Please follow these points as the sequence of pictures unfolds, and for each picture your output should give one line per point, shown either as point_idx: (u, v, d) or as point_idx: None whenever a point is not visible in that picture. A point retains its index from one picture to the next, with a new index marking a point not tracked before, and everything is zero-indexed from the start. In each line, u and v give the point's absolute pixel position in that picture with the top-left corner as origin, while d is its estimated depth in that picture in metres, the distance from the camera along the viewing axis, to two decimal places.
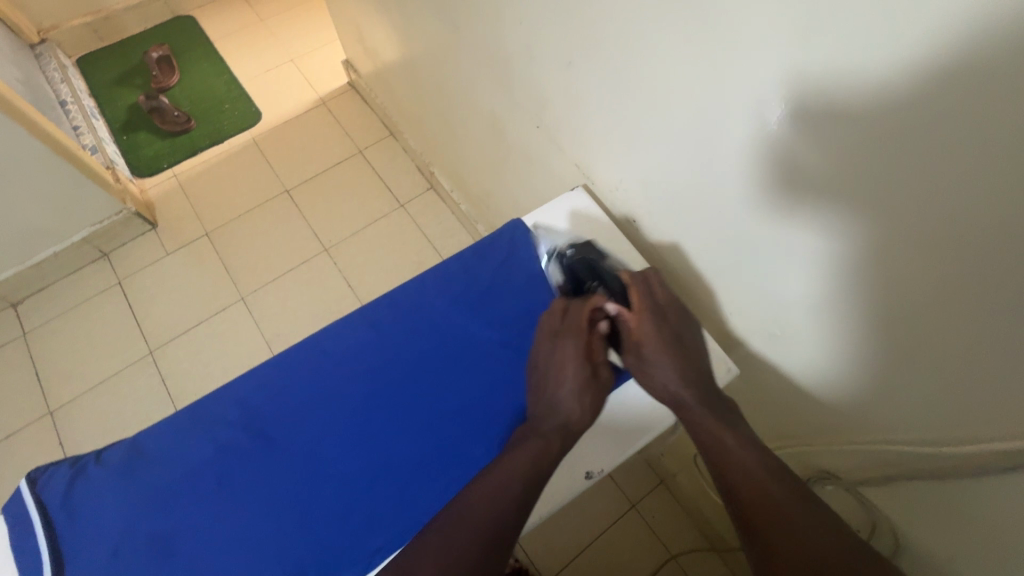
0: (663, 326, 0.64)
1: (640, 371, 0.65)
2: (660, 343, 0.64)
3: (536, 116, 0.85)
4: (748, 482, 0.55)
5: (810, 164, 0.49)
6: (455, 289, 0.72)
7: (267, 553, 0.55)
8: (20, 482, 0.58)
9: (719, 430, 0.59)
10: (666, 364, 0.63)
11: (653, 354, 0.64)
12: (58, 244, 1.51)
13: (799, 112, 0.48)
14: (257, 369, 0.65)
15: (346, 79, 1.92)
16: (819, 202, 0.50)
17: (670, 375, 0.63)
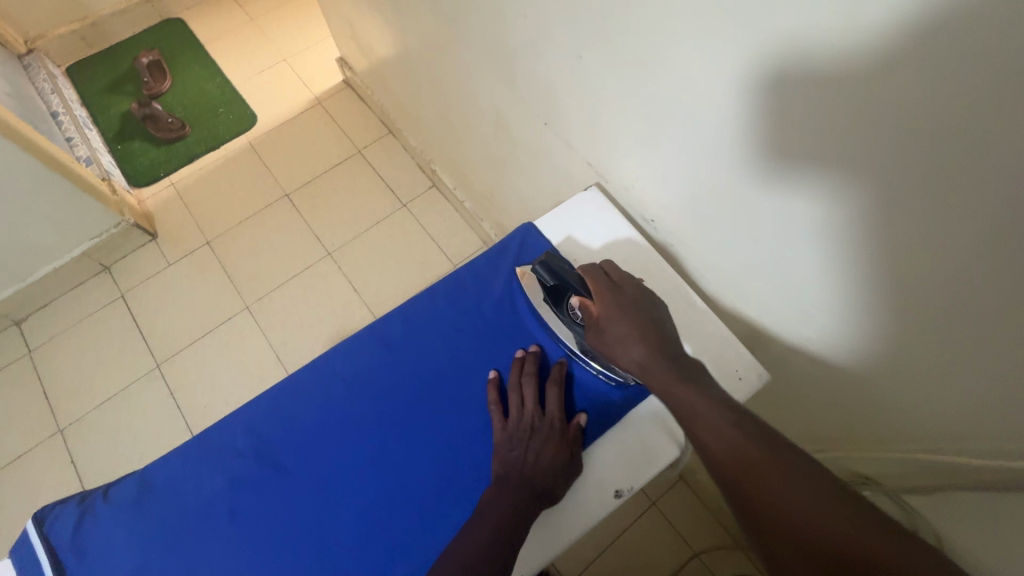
0: (621, 300, 0.60)
1: (603, 349, 0.60)
2: (621, 315, 0.59)
3: (542, 113, 0.81)
4: (724, 444, 0.48)
5: (845, 164, 0.46)
6: (466, 301, 0.68)
7: None
8: (27, 523, 0.56)
9: (689, 394, 0.53)
10: (626, 337, 0.58)
11: (615, 330, 0.59)
12: (57, 260, 1.49)
13: (836, 108, 0.44)
14: (267, 395, 0.62)
15: (341, 77, 1.87)
16: (857, 203, 0.47)
17: (630, 346, 0.57)
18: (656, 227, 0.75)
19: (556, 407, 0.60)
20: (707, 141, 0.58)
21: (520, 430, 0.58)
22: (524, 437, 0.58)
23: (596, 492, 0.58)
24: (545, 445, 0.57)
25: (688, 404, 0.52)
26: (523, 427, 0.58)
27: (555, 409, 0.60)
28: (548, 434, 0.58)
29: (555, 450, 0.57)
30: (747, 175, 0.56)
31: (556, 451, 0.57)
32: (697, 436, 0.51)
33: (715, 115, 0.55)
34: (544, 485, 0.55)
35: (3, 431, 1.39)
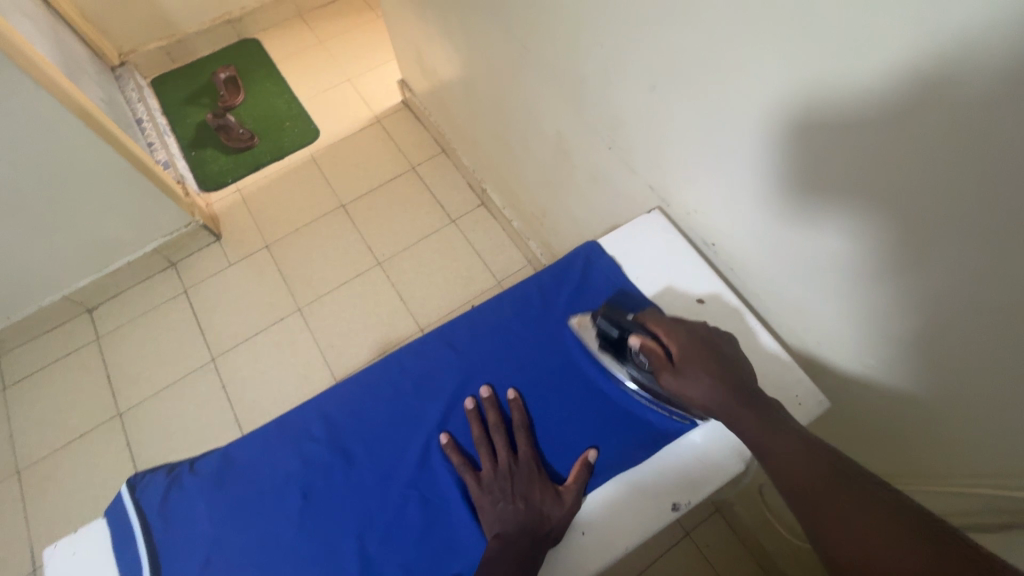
0: (694, 343, 0.61)
1: (676, 388, 0.60)
2: (695, 356, 0.60)
3: (607, 137, 0.85)
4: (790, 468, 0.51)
5: (923, 203, 0.47)
6: (525, 314, 0.71)
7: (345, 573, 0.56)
8: (121, 487, 0.60)
9: (772, 429, 0.54)
10: (703, 378, 0.59)
11: (694, 374, 0.59)
12: (131, 254, 1.60)
13: (898, 151, 0.46)
14: (340, 386, 0.66)
15: (400, 98, 1.98)
16: (935, 242, 0.48)
17: (707, 385, 0.58)
18: (716, 251, 0.76)
19: (527, 447, 0.61)
20: (779, 174, 0.59)
21: (499, 480, 0.59)
22: (506, 486, 0.58)
23: (655, 505, 0.59)
24: (528, 488, 0.58)
25: (768, 441, 0.54)
26: (502, 476, 0.59)
27: (527, 449, 0.61)
28: (528, 474, 0.59)
29: (541, 491, 0.58)
30: (817, 207, 0.57)
31: (541, 490, 0.58)
32: (771, 466, 0.53)
33: (791, 150, 0.56)
34: (543, 527, 0.55)
35: (68, 411, 1.48)
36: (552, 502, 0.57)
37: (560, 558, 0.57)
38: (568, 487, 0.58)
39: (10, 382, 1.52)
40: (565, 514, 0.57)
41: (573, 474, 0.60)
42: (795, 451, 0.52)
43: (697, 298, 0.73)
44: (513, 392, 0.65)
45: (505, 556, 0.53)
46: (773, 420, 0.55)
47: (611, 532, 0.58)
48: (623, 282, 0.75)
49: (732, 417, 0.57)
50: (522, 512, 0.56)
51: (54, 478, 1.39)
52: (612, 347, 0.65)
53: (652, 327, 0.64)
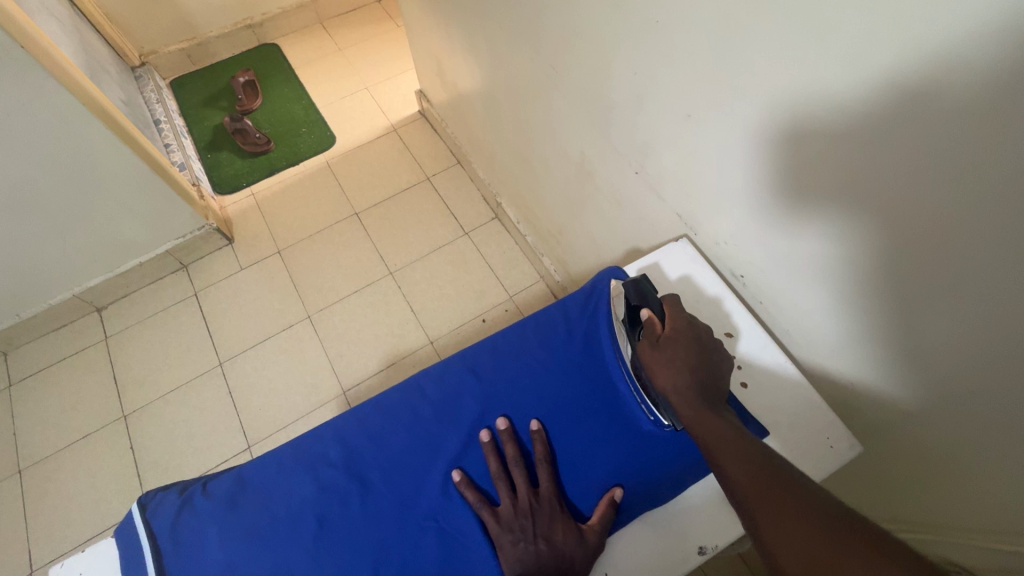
0: (687, 330, 0.62)
1: (651, 364, 0.61)
2: (680, 340, 0.61)
3: (635, 162, 0.84)
4: (742, 473, 0.50)
5: (986, 253, 0.45)
6: (550, 341, 0.70)
7: None
8: (133, 506, 0.59)
9: (722, 428, 0.54)
10: (676, 363, 0.59)
11: (672, 356, 0.60)
12: (144, 255, 1.59)
13: (959, 195, 0.44)
14: (357, 410, 0.65)
15: (417, 108, 1.98)
16: (996, 294, 0.46)
17: (679, 371, 0.59)
18: (746, 283, 0.75)
19: (549, 482, 0.59)
20: (822, 214, 0.57)
21: (517, 517, 0.57)
22: (526, 524, 0.56)
23: (679, 548, 0.58)
24: (549, 527, 0.56)
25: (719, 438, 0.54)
26: (520, 514, 0.57)
27: (548, 485, 0.59)
28: (548, 512, 0.57)
29: (562, 530, 0.56)
30: (865, 250, 0.55)
31: (562, 530, 0.56)
32: (717, 459, 0.53)
33: (836, 191, 0.54)
34: (563, 568, 0.54)
35: (73, 410, 1.47)
36: (572, 543, 0.55)
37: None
38: (590, 526, 0.57)
39: (16, 380, 1.51)
40: (587, 556, 0.55)
41: (597, 513, 0.58)
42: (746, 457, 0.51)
43: (725, 332, 0.72)
44: (535, 423, 0.63)
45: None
46: (730, 426, 0.54)
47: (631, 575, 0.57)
48: None
49: (685, 404, 0.57)
50: (543, 553, 0.54)
51: (55, 480, 1.37)
52: (629, 314, 0.67)
53: (662, 305, 0.65)
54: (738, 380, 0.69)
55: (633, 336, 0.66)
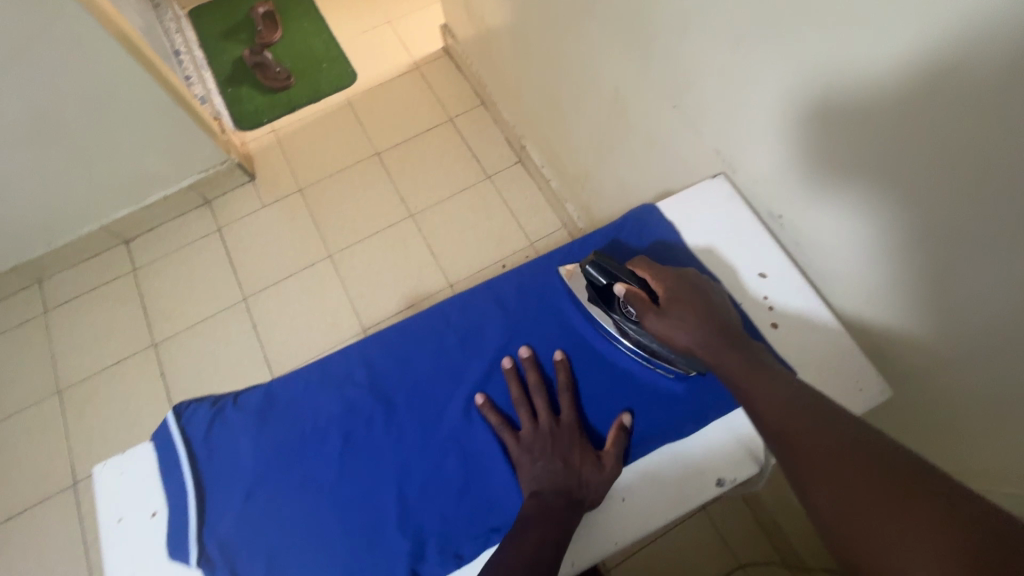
0: (685, 291, 0.61)
1: (660, 331, 0.59)
2: (681, 299, 0.60)
3: (674, 95, 0.79)
4: (779, 411, 0.51)
5: None
6: (575, 279, 0.69)
7: (378, 522, 0.56)
8: (168, 414, 0.61)
9: (749, 367, 0.55)
10: (687, 319, 0.59)
11: (680, 317, 0.59)
12: (168, 188, 1.60)
13: None
14: (381, 333, 0.66)
15: (441, 45, 1.90)
16: None
17: (693, 326, 0.58)
18: (783, 224, 0.71)
19: (570, 409, 0.60)
20: (882, 147, 0.53)
21: (536, 439, 0.58)
22: (545, 447, 0.57)
23: (698, 479, 0.58)
24: (567, 450, 0.57)
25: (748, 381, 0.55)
26: (540, 436, 0.58)
27: (568, 411, 0.59)
28: (566, 437, 0.58)
29: (580, 453, 0.56)
30: (923, 188, 0.52)
31: (581, 454, 0.56)
32: (755, 402, 0.54)
33: (905, 121, 0.50)
34: (580, 489, 0.54)
35: (106, 337, 1.52)
36: (590, 466, 0.56)
37: (596, 526, 0.56)
38: (607, 451, 0.57)
39: (51, 307, 1.57)
40: (605, 478, 0.55)
41: (612, 439, 0.58)
42: (782, 391, 0.53)
43: (759, 272, 0.70)
44: (557, 353, 0.63)
45: (544, 517, 0.52)
46: (757, 365, 0.56)
47: (650, 500, 0.57)
48: (681, 253, 0.72)
49: (712, 357, 0.57)
50: (562, 473, 0.55)
51: (92, 401, 1.45)
52: (599, 297, 0.64)
53: (642, 275, 0.63)
54: (768, 322, 0.68)
55: (617, 313, 0.63)
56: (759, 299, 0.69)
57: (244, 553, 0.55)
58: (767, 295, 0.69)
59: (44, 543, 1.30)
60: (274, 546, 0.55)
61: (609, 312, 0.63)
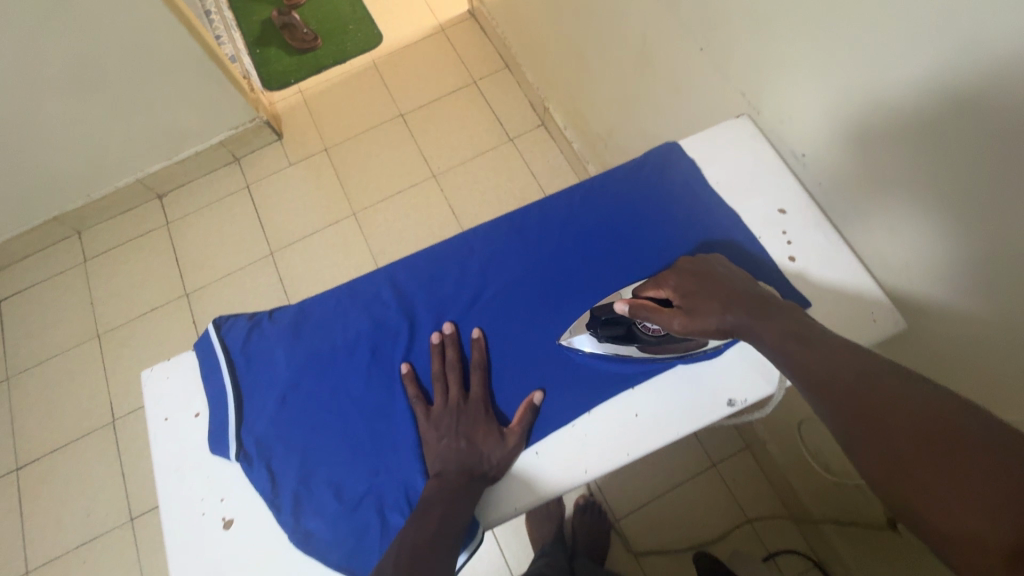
0: (694, 282, 0.59)
1: (694, 325, 0.57)
2: (694, 288, 0.58)
3: (700, 37, 0.79)
4: (823, 367, 0.47)
5: None
6: (594, 212, 0.72)
7: (368, 447, 0.59)
8: (209, 325, 0.65)
9: (785, 333, 0.51)
10: (707, 303, 0.56)
11: (702, 306, 0.56)
12: (199, 144, 1.65)
13: None
14: (408, 260, 0.70)
15: (467, 6, 1.89)
16: None
17: (716, 308, 0.56)
18: (805, 162, 0.71)
19: (480, 387, 0.60)
20: (912, 73, 0.53)
21: (447, 415, 0.59)
22: (451, 424, 0.58)
23: (709, 399, 0.60)
24: (472, 429, 0.58)
25: (785, 349, 0.51)
26: (450, 413, 0.59)
27: (478, 390, 0.60)
28: (474, 413, 0.59)
29: (485, 431, 0.58)
30: (946, 113, 0.52)
31: (484, 433, 0.58)
32: (804, 365, 0.49)
33: (936, 43, 0.50)
34: (480, 465, 0.56)
35: (141, 286, 1.59)
36: (493, 445, 0.57)
37: (492, 502, 0.58)
38: (512, 429, 0.59)
39: (90, 256, 1.64)
40: (504, 457, 0.57)
41: (517, 416, 0.59)
42: (829, 348, 0.48)
43: (779, 209, 0.71)
44: (477, 332, 0.64)
45: (440, 497, 0.54)
46: (794, 328, 0.51)
47: (559, 473, 0.58)
48: (702, 189, 0.73)
49: (750, 334, 0.54)
50: (462, 452, 0.56)
51: (129, 345, 1.52)
52: (620, 336, 0.61)
53: (652, 290, 0.61)
54: (786, 255, 0.69)
55: (646, 336, 0.61)
56: (778, 234, 0.70)
57: (278, 449, 0.59)
58: (785, 231, 0.70)
59: (86, 473, 1.39)
60: (302, 450, 0.59)
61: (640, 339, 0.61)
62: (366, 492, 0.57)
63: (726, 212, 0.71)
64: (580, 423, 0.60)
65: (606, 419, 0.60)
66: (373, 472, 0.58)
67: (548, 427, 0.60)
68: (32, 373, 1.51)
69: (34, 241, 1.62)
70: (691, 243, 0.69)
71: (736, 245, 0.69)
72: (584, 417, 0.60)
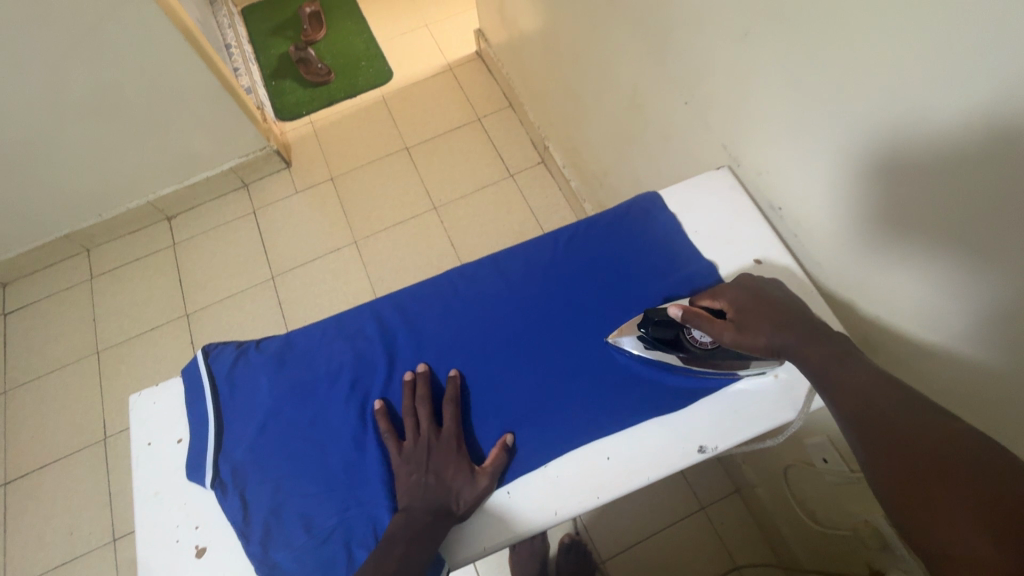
0: (749, 299, 0.62)
1: (741, 342, 0.60)
2: (748, 307, 0.61)
3: (685, 91, 0.83)
4: (854, 387, 0.51)
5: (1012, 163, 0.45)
6: (577, 255, 0.74)
7: (338, 481, 0.60)
8: (197, 352, 0.67)
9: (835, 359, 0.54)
10: (760, 322, 0.60)
11: (755, 324, 0.60)
12: (210, 170, 1.70)
13: (997, 97, 0.44)
14: (395, 295, 0.72)
15: (475, 48, 1.98)
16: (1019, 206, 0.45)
17: (769, 329, 0.59)
18: (784, 215, 0.74)
19: (451, 422, 0.61)
20: (873, 134, 0.56)
21: (417, 451, 0.59)
22: (422, 459, 0.59)
23: (681, 446, 0.61)
24: (442, 465, 0.58)
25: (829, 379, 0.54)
26: (420, 449, 0.59)
27: (450, 425, 0.61)
28: (445, 450, 0.59)
29: (455, 469, 0.58)
30: (908, 170, 0.54)
31: (454, 470, 0.58)
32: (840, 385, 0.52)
33: (898, 106, 0.52)
34: (449, 503, 0.57)
35: (143, 305, 1.62)
36: (463, 483, 0.58)
37: (458, 545, 0.58)
38: (483, 468, 0.59)
39: (97, 273, 1.68)
40: (474, 495, 0.58)
41: (491, 456, 0.60)
42: (864, 376, 0.52)
43: (754, 259, 0.73)
44: (454, 369, 0.65)
45: (406, 533, 0.55)
46: (840, 354, 0.55)
47: (530, 512, 0.59)
48: (679, 238, 0.75)
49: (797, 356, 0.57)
50: (430, 488, 0.57)
51: (127, 363, 1.54)
52: (669, 339, 0.63)
53: (706, 300, 0.64)
54: None
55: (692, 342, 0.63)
56: None
57: (253, 477, 0.60)
58: None
59: (73, 490, 1.39)
60: (275, 481, 0.60)
61: (684, 345, 0.63)
62: (333, 527, 0.58)
63: (701, 261, 0.73)
64: (553, 466, 0.61)
65: (578, 462, 0.61)
66: (342, 508, 0.58)
67: (520, 467, 0.61)
68: (30, 387, 1.53)
69: (45, 257, 1.67)
70: (669, 290, 0.71)
71: None
72: (556, 460, 0.61)
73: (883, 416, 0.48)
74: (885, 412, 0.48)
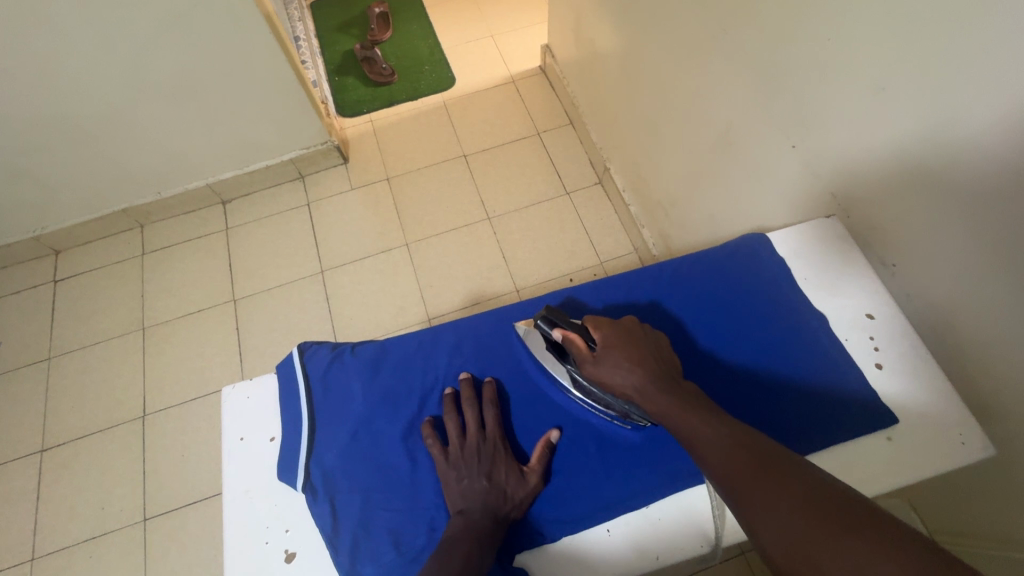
0: (620, 340, 0.61)
1: (598, 376, 0.60)
2: (618, 346, 0.60)
3: (794, 134, 0.81)
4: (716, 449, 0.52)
5: None
6: (681, 293, 0.75)
7: (392, 484, 0.60)
8: (293, 349, 0.67)
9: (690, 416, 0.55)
10: (621, 363, 0.59)
11: (614, 364, 0.59)
12: (271, 159, 1.72)
13: None
14: (492, 313, 0.72)
15: (539, 63, 1.99)
16: None
17: (626, 369, 0.59)
18: (897, 272, 0.71)
19: (495, 424, 0.61)
20: (1013, 207, 0.55)
21: (462, 455, 0.59)
22: (470, 463, 0.59)
23: None
24: (493, 467, 0.58)
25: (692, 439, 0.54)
26: (466, 453, 0.59)
27: (494, 427, 0.61)
28: (492, 452, 0.59)
29: (506, 469, 0.59)
30: None
31: (505, 469, 0.58)
32: (700, 453, 0.52)
33: None
34: (505, 503, 0.57)
35: (192, 285, 1.63)
36: (515, 481, 0.58)
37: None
38: (532, 466, 0.60)
39: (148, 250, 1.70)
40: (526, 494, 0.58)
41: (538, 454, 0.61)
42: (723, 439, 0.52)
43: (867, 313, 0.72)
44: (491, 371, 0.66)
45: (466, 534, 0.54)
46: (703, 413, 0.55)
47: (630, 554, 0.58)
48: (788, 288, 0.75)
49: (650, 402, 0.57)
50: (485, 490, 0.56)
51: (171, 342, 1.55)
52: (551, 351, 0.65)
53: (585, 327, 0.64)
54: (874, 361, 0.69)
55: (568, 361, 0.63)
56: (865, 339, 0.71)
57: (343, 484, 0.60)
58: (873, 336, 0.71)
59: (108, 465, 1.39)
60: (356, 483, 0.60)
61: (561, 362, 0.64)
62: (423, 547, 0.56)
63: (811, 311, 0.73)
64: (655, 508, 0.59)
65: (681, 507, 0.59)
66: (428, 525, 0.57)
67: (622, 505, 0.59)
68: (75, 356, 1.54)
69: (100, 228, 1.69)
70: (774, 340, 0.71)
71: (818, 347, 0.70)
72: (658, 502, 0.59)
73: (756, 476, 0.49)
74: (761, 479, 0.48)
